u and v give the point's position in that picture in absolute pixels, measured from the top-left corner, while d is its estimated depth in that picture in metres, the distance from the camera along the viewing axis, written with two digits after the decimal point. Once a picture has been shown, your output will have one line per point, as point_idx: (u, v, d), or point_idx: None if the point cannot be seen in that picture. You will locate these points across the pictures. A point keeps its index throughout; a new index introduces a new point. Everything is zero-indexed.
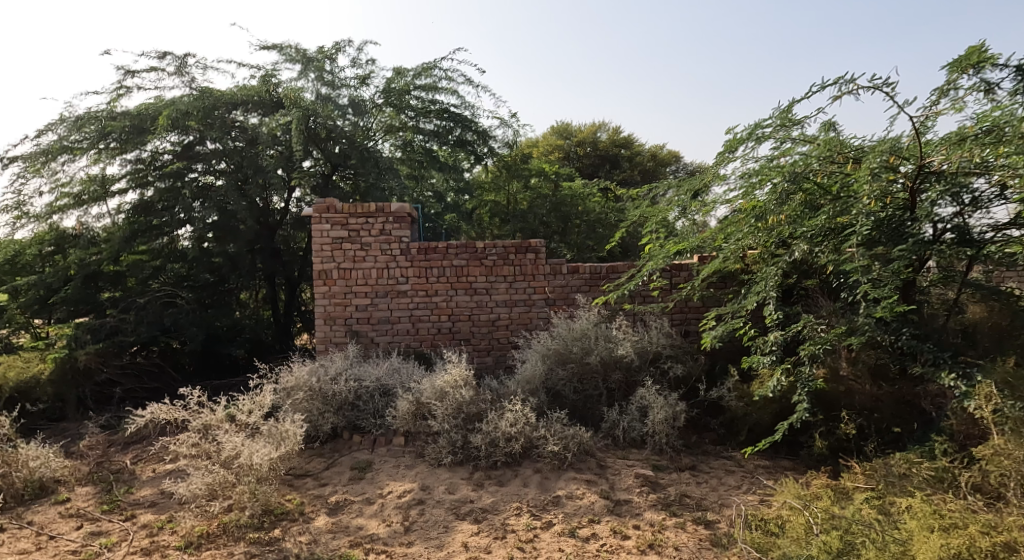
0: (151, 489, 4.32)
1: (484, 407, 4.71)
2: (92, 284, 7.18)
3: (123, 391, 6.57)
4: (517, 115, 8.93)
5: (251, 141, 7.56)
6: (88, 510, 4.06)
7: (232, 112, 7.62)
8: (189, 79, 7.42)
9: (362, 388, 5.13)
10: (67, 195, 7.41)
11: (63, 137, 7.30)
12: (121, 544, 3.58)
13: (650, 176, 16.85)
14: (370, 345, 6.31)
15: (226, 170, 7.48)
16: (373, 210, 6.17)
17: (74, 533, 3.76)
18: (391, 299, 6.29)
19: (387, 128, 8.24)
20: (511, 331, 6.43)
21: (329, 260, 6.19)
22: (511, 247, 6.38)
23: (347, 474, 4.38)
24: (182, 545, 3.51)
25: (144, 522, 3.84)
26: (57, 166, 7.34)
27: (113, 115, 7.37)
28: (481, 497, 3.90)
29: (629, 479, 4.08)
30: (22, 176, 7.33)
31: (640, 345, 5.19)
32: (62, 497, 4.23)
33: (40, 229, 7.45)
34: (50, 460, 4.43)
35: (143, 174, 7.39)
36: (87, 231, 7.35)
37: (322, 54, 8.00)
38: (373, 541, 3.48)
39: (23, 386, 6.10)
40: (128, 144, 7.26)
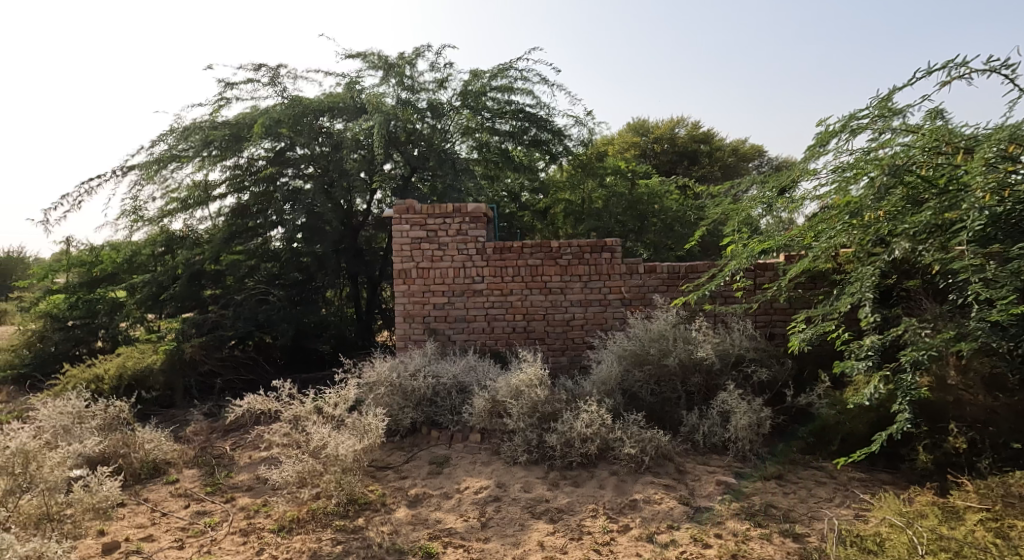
0: (248, 475, 4.64)
1: (559, 407, 4.70)
2: (196, 282, 7.76)
3: (223, 382, 7.01)
4: (592, 113, 8.88)
5: (336, 146, 7.92)
6: (193, 490, 4.41)
7: (319, 118, 7.98)
8: (282, 89, 7.87)
9: (439, 384, 5.26)
10: (175, 200, 8.05)
11: (172, 146, 7.95)
12: (222, 524, 3.86)
13: (731, 172, 16.32)
14: (446, 343, 6.45)
15: (313, 174, 7.91)
16: (450, 211, 6.30)
17: (182, 511, 4.08)
18: (467, 298, 6.40)
19: (464, 130, 8.30)
20: (586, 331, 6.39)
21: (409, 260, 6.38)
22: (586, 246, 6.33)
23: (425, 468, 4.50)
24: (276, 528, 3.74)
25: (242, 505, 4.12)
26: (167, 173, 7.99)
27: (214, 124, 7.96)
28: (556, 497, 3.90)
29: (710, 486, 3.95)
30: (137, 183, 8.03)
31: (721, 348, 5.00)
32: (171, 478, 4.62)
33: (153, 232, 8.18)
34: (162, 444, 4.83)
35: (241, 180, 7.93)
36: (192, 233, 8.09)
37: (402, 60, 8.25)
38: (451, 535, 3.56)
39: (139, 375, 6.52)
40: (227, 151, 7.80)
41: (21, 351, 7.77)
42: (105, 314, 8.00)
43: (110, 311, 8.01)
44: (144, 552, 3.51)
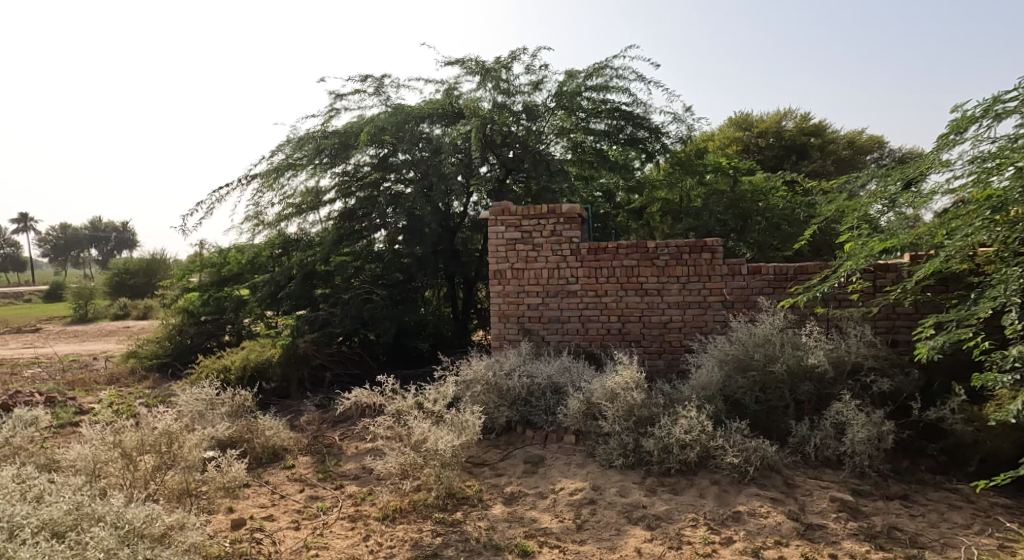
0: (355, 464, 4.91)
1: (656, 411, 4.57)
2: (308, 282, 8.31)
3: (332, 376, 7.50)
4: (691, 109, 8.59)
5: (435, 151, 8.20)
6: (307, 476, 4.73)
7: (420, 124, 8.28)
8: (386, 98, 8.25)
9: (534, 384, 5.29)
10: (290, 205, 8.68)
11: (289, 156, 8.57)
12: (333, 509, 4.11)
13: (846, 166, 15.31)
14: (541, 344, 6.47)
15: (414, 178, 8.25)
16: (544, 211, 6.33)
17: (298, 495, 4.39)
18: (562, 299, 6.40)
19: (559, 131, 8.28)
20: (684, 334, 6.18)
21: (504, 260, 6.47)
22: (684, 246, 6.13)
23: (521, 467, 4.55)
24: (381, 516, 3.93)
25: (350, 492, 4.37)
26: (284, 181, 8.62)
27: (325, 134, 8.50)
28: (654, 504, 3.80)
29: (823, 502, 3.69)
30: (258, 190, 8.74)
31: (835, 355, 4.65)
32: (288, 463, 4.98)
33: (271, 235, 8.93)
34: (280, 431, 5.23)
35: (348, 185, 8.44)
36: (305, 236, 8.71)
37: (498, 64, 8.39)
38: (547, 534, 3.57)
39: (260, 366, 7.09)
40: (337, 159, 8.32)
41: (163, 342, 8.71)
42: (231, 311, 8.80)
43: (236, 308, 8.80)
44: (266, 530, 3.81)
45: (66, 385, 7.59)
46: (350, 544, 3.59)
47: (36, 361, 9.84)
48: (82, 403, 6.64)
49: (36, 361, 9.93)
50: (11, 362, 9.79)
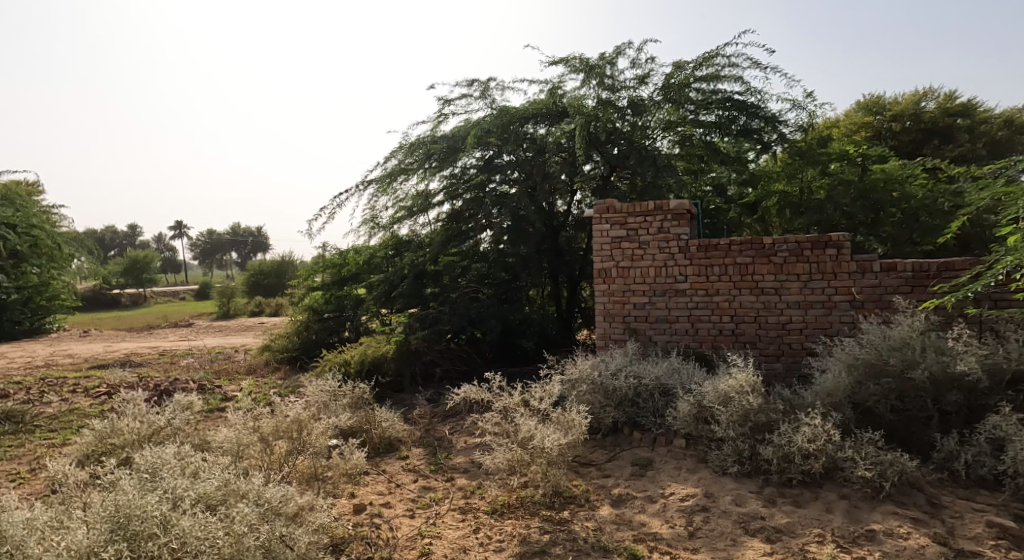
0: (464, 458, 5.08)
1: (775, 418, 4.27)
2: (419, 281, 8.56)
3: (442, 371, 7.70)
4: (813, 94, 8.00)
5: (539, 151, 8.29)
6: (420, 467, 4.95)
7: (524, 125, 8.40)
8: (491, 101, 8.43)
9: (642, 385, 5.14)
10: (403, 208, 9.13)
11: (401, 161, 8.96)
12: (444, 500, 4.27)
13: (1001, 148, 13.59)
14: (648, 344, 6.30)
15: (518, 179, 8.34)
16: (651, 209, 6.16)
17: (412, 485, 4.60)
18: (670, 298, 6.19)
19: (666, 125, 8.09)
20: (806, 336, 5.76)
21: (609, 259, 6.38)
22: (806, 242, 5.71)
23: (628, 469, 4.46)
24: (490, 510, 4.02)
25: (460, 485, 4.51)
26: (397, 185, 9.09)
27: (434, 138, 8.84)
28: (774, 516, 3.57)
29: (976, 526, 3.29)
30: (374, 195, 9.26)
31: (990, 362, 4.13)
32: (403, 454, 5.24)
33: (386, 237, 9.47)
34: (395, 424, 5.52)
35: (456, 187, 8.71)
36: (416, 237, 9.13)
37: (603, 60, 8.28)
38: (657, 540, 3.47)
39: (376, 361, 7.44)
40: (445, 163, 8.61)
41: (293, 337, 9.50)
42: (351, 308, 9.43)
43: (354, 306, 9.42)
44: (384, 517, 4.02)
45: (213, 375, 8.49)
46: (461, 535, 3.70)
47: (189, 352, 11.13)
48: (226, 391, 7.40)
49: (190, 352, 11.22)
50: (170, 353, 11.12)
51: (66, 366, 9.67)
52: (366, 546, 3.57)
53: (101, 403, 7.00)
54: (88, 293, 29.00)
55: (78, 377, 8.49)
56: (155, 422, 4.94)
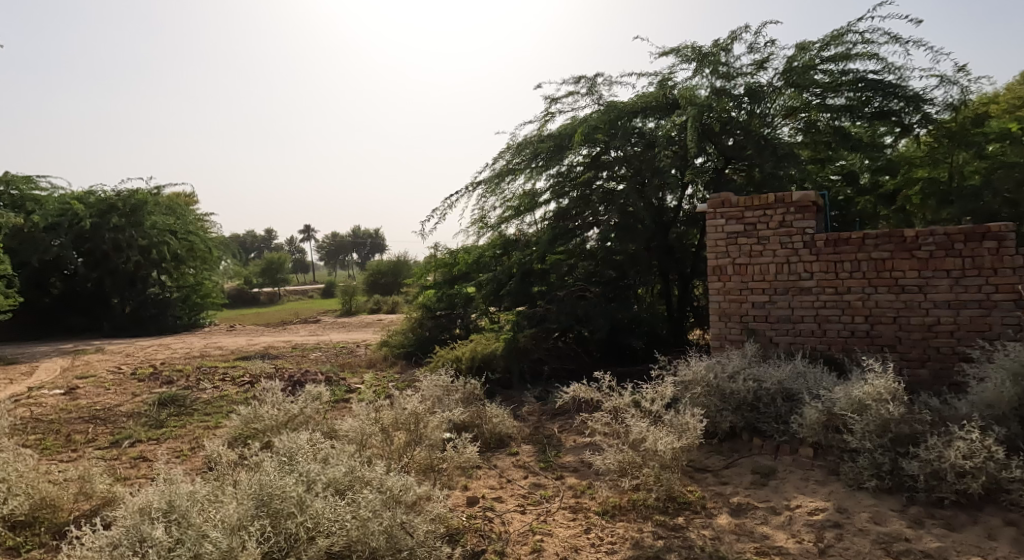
0: (574, 457, 5.08)
1: (921, 430, 3.86)
2: (527, 280, 8.67)
3: (549, 370, 7.84)
4: (965, 67, 7.12)
5: (648, 145, 8.08)
6: (531, 464, 5.01)
7: (632, 119, 8.21)
8: (598, 97, 8.33)
9: (762, 389, 4.83)
10: (510, 208, 9.28)
11: (509, 161, 9.14)
12: (555, 498, 4.28)
13: None
14: (768, 345, 5.92)
15: (626, 174, 8.25)
16: (772, 201, 5.80)
17: (523, 481, 4.66)
18: (793, 297, 5.78)
19: (788, 111, 7.60)
20: (958, 339, 5.14)
21: (724, 256, 6.07)
22: (957, 234, 5.10)
23: (748, 477, 4.22)
24: (601, 511, 3.98)
25: (570, 484, 4.52)
26: (505, 186, 9.25)
27: (541, 138, 8.90)
28: (922, 538, 3.21)
29: None
30: (483, 196, 9.50)
31: None
32: (513, 450, 5.33)
33: (494, 236, 9.69)
34: (505, 420, 5.64)
35: (562, 186, 8.71)
36: (523, 236, 9.26)
37: (717, 47, 7.91)
38: (782, 554, 3.24)
39: (485, 358, 7.62)
40: (551, 162, 8.63)
41: (408, 333, 9.98)
42: (462, 306, 9.76)
43: (465, 304, 9.74)
44: (496, 511, 4.10)
45: (338, 368, 9.14)
46: (572, 534, 3.70)
47: (318, 347, 12.06)
48: (349, 383, 7.93)
49: (318, 346, 12.16)
50: (301, 347, 12.13)
51: (217, 357, 10.86)
52: (480, 538, 3.66)
53: (245, 391, 7.79)
54: (234, 291, 32.38)
55: (227, 367, 9.50)
56: (290, 409, 5.41)
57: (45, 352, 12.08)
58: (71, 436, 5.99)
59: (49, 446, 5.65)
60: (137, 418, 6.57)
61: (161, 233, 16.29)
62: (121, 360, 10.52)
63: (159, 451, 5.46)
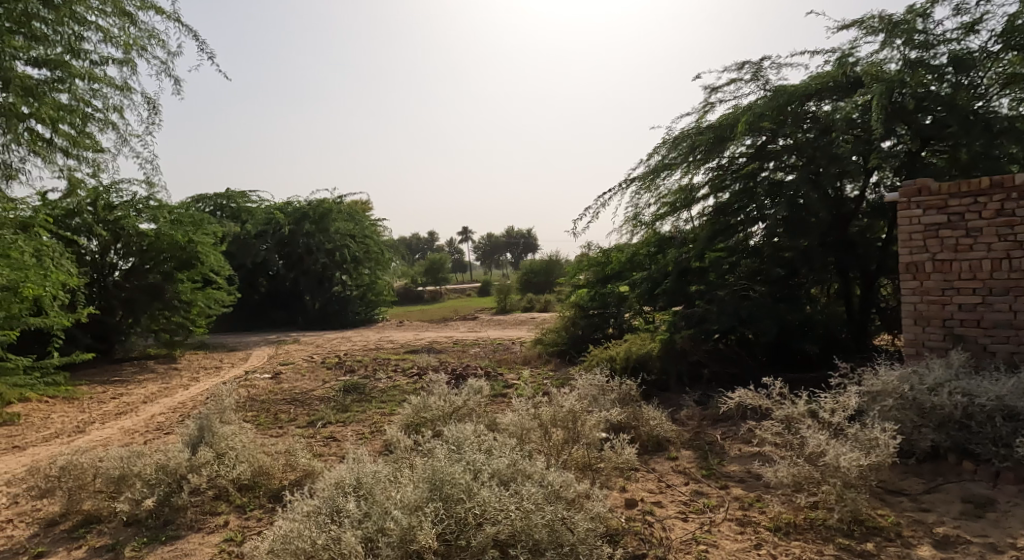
0: (740, 467, 4.79)
1: None
2: (683, 278, 8.33)
3: (710, 373, 7.39)
4: None
5: (823, 131, 7.35)
6: (692, 470, 4.82)
7: (805, 103, 7.53)
8: (765, 82, 7.75)
9: (974, 405, 4.16)
10: (666, 204, 8.98)
11: (665, 156, 8.82)
12: (720, 509, 4.07)
13: None
14: (981, 355, 5.06)
15: (797, 164, 7.60)
16: (986, 186, 4.97)
17: (684, 487, 4.49)
18: (1015, 298, 4.89)
19: (1006, 80, 6.44)
20: None
21: (921, 251, 5.34)
22: None
23: (957, 507, 3.66)
24: (773, 526, 3.70)
25: (737, 495, 4.26)
26: (660, 182, 8.98)
27: (700, 130, 8.50)
28: None
29: None
30: (637, 193, 9.31)
31: None
32: (672, 455, 5.16)
33: (648, 234, 9.45)
34: (663, 423, 5.47)
35: (722, 179, 8.25)
36: (679, 233, 8.92)
37: (912, 13, 6.94)
38: None
39: (641, 358, 7.50)
40: (711, 154, 8.25)
41: (561, 332, 10.10)
42: (615, 305, 9.68)
43: (619, 303, 9.64)
44: (656, 515, 4.01)
45: (496, 363, 9.54)
46: (740, 548, 3.49)
47: (477, 342, 12.70)
48: (507, 379, 8.23)
49: (477, 342, 12.80)
50: (462, 342, 12.88)
51: (390, 349, 11.89)
52: (641, 541, 3.60)
53: (414, 382, 8.45)
54: (401, 290, 35.29)
55: (398, 359, 10.39)
56: (455, 401, 5.78)
57: (256, 341, 14.14)
58: (277, 415, 6.95)
59: (262, 423, 6.63)
60: (327, 402, 7.44)
61: (342, 238, 18.46)
62: (313, 350, 11.99)
63: (346, 432, 6.14)
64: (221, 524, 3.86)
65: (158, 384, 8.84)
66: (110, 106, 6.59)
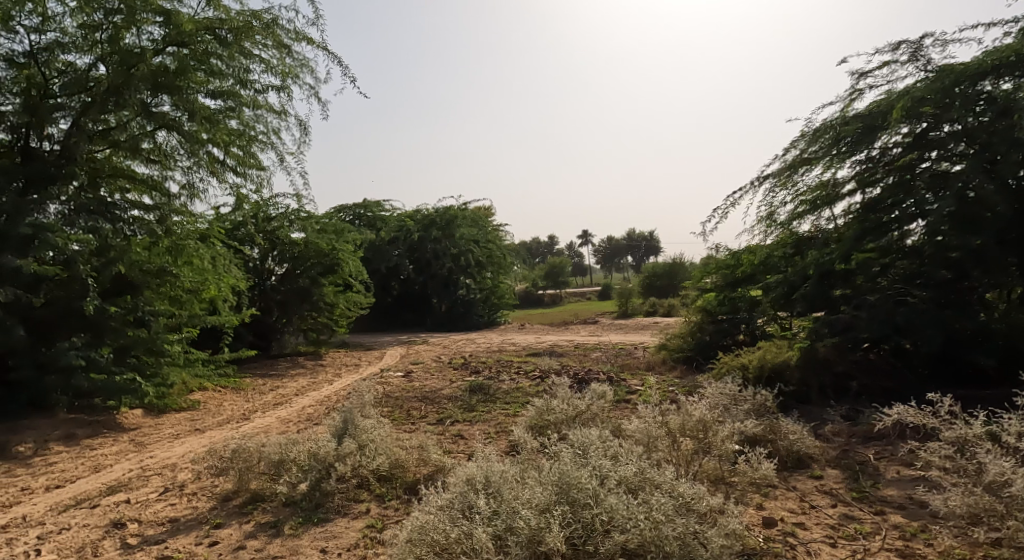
0: (898, 491, 4.30)
1: None
2: (826, 281, 7.61)
3: (859, 385, 6.75)
4: None
5: (1003, 113, 6.39)
6: (839, 491, 4.40)
7: (978, 83, 6.63)
8: (925, 62, 6.93)
9: None
10: (805, 202, 8.33)
11: (803, 150, 8.23)
12: (875, 537, 3.67)
13: None
14: None
15: (968, 152, 6.66)
16: None
17: (831, 510, 4.11)
18: None
19: None
20: None
21: None
22: None
23: None
24: None
25: (895, 523, 3.83)
26: (798, 178, 8.35)
27: (845, 120, 7.78)
28: None
29: None
30: (771, 191, 8.72)
31: None
32: (816, 473, 4.75)
33: (784, 235, 8.80)
34: (805, 438, 5.05)
35: (872, 173, 7.53)
36: (820, 233, 8.22)
37: None
38: None
39: (778, 368, 6.99)
40: (859, 145, 7.49)
41: (687, 338, 9.71)
42: (746, 311, 9.13)
43: (750, 308, 9.08)
44: (799, 537, 3.71)
45: (619, 368, 9.38)
46: None
47: (599, 347, 12.58)
48: (631, 384, 8.06)
49: (598, 346, 12.67)
50: (584, 346, 12.83)
51: (513, 352, 12.12)
52: None
53: (537, 385, 8.54)
54: (523, 294, 35.90)
55: (521, 361, 10.56)
56: (578, 405, 5.76)
57: (390, 341, 15.08)
58: (410, 412, 7.36)
59: (397, 418, 7.06)
60: (455, 401, 7.75)
61: (467, 243, 19.14)
62: (440, 351, 12.56)
63: (473, 431, 6.36)
64: (363, 511, 4.15)
65: (307, 379, 9.73)
66: (271, 129, 7.41)
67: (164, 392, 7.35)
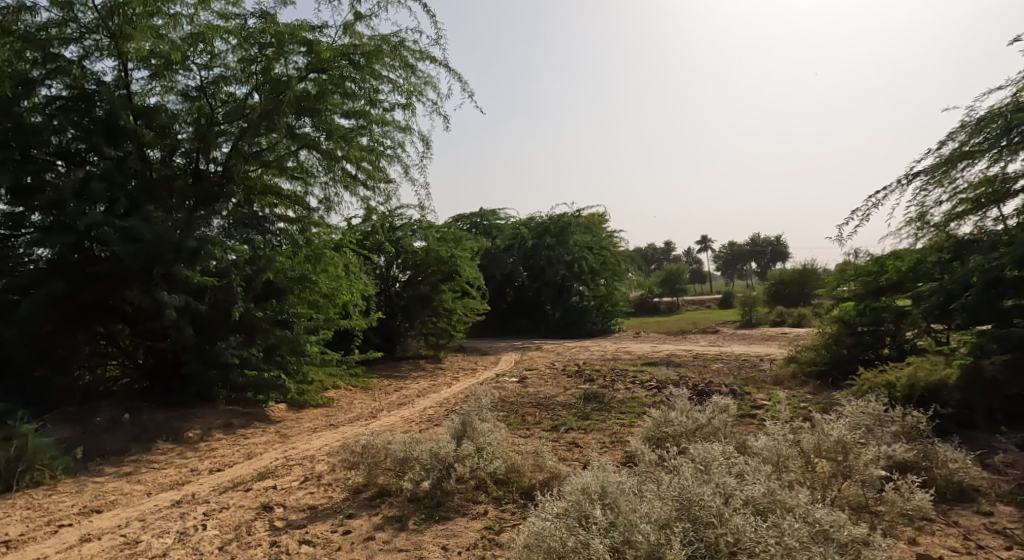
0: None
1: None
2: (993, 290, 6.64)
3: None
4: None
5: None
6: (1015, 532, 3.83)
7: None
8: None
9: None
10: (965, 201, 7.36)
11: (963, 142, 7.28)
12: None
13: None
14: None
15: None
16: None
17: (1004, 552, 3.59)
18: None
19: None
20: None
21: None
22: None
23: None
24: None
25: None
26: (957, 174, 7.39)
27: (1019, 105, 6.78)
28: None
29: None
30: (923, 189, 7.79)
31: None
32: (983, 509, 4.17)
33: (938, 237, 7.66)
34: (968, 467, 4.46)
35: None
36: (985, 236, 7.21)
37: None
38: None
39: (933, 387, 6.22)
40: None
41: (820, 350, 8.95)
42: (893, 322, 8.24)
43: (897, 319, 8.19)
44: None
45: (743, 381, 8.85)
46: None
47: (720, 358, 11.96)
48: (757, 399, 7.57)
49: (719, 357, 12.05)
50: (703, 357, 12.27)
51: (628, 360, 11.88)
52: None
53: (653, 395, 8.29)
54: (637, 301, 35.08)
55: (636, 371, 10.30)
56: (698, 418, 5.50)
57: (505, 347, 15.39)
58: (525, 417, 7.44)
59: (512, 423, 7.17)
60: (569, 408, 7.73)
61: (580, 250, 19.06)
62: (554, 357, 12.61)
63: (588, 440, 6.29)
64: (481, 512, 4.26)
65: (428, 381, 10.18)
66: (397, 144, 7.88)
67: (304, 389, 8.03)
